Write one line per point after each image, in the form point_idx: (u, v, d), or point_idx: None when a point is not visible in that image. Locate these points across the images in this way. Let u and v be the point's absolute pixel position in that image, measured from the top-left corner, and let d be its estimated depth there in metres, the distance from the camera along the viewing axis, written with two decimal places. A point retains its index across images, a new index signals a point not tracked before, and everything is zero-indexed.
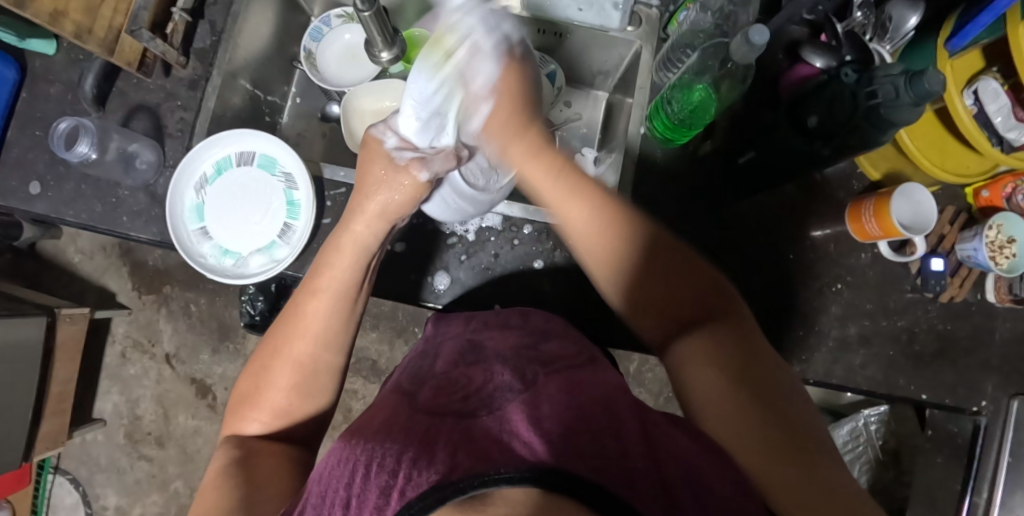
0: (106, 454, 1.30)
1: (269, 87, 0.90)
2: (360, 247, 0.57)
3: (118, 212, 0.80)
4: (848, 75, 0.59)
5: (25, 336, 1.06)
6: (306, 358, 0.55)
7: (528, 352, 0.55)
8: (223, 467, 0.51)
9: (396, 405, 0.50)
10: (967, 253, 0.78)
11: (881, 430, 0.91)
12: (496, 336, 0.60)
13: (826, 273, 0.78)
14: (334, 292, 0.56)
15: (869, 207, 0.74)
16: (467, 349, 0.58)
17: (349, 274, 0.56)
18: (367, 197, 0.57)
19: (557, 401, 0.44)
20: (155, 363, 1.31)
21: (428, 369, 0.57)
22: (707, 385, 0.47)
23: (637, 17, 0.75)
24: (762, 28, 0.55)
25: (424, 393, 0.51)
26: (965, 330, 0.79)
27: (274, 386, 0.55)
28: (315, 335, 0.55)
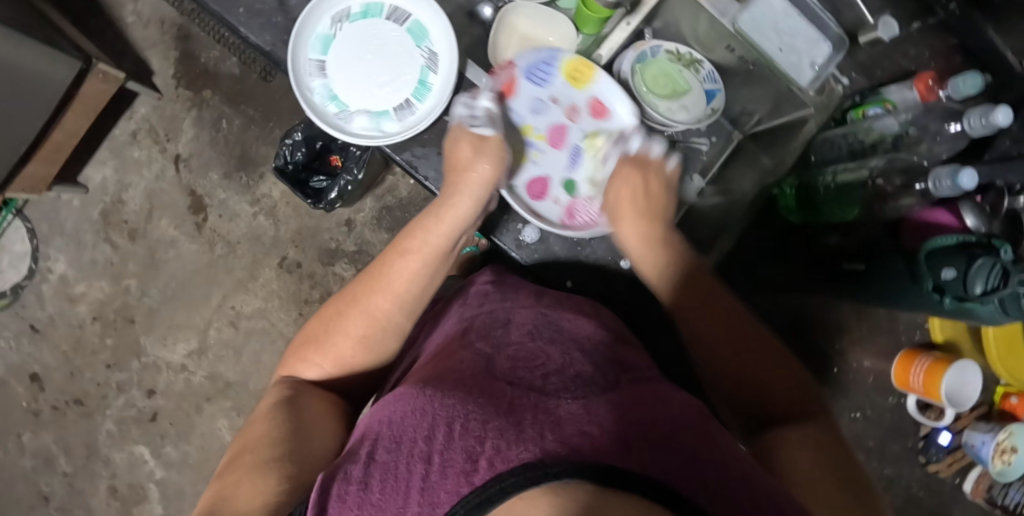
0: (74, 222, 1.22)
1: None
2: (456, 218, 0.68)
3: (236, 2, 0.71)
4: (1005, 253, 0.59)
5: (43, 68, 0.96)
6: (381, 313, 0.63)
7: (607, 354, 0.56)
8: (275, 400, 0.57)
9: (474, 364, 0.52)
10: (972, 442, 0.81)
11: None
12: (573, 320, 0.61)
13: (856, 398, 0.82)
14: (427, 256, 0.66)
15: (925, 364, 0.77)
16: (541, 322, 0.59)
17: (439, 240, 0.67)
18: (465, 192, 0.68)
19: (635, 416, 0.44)
20: (162, 158, 1.24)
21: (504, 332, 0.58)
22: (809, 467, 0.48)
23: (825, 87, 0.74)
24: (973, 176, 0.55)
25: (501, 359, 0.53)
26: (932, 502, 0.84)
27: (344, 333, 0.62)
28: (396, 293, 0.64)
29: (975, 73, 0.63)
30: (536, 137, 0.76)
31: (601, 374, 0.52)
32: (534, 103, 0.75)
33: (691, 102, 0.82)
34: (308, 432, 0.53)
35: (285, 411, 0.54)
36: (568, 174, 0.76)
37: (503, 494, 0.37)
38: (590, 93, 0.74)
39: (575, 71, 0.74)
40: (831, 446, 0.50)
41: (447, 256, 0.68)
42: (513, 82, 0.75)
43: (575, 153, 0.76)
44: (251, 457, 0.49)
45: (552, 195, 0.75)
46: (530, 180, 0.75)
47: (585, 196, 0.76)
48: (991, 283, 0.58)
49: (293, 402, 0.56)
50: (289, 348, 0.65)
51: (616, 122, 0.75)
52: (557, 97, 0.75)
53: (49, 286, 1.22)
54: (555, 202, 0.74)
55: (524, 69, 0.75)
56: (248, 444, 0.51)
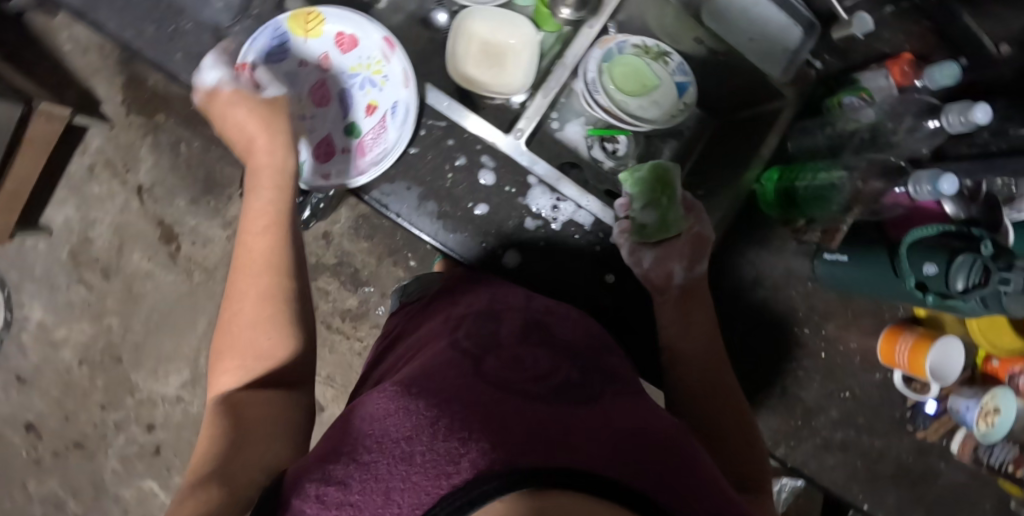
0: (43, 265, 1.19)
1: None
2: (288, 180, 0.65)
3: (174, 47, 0.66)
4: (986, 246, 0.60)
5: None
6: (265, 289, 0.56)
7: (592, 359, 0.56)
8: (211, 420, 0.49)
9: (459, 364, 0.51)
10: (957, 407, 0.84)
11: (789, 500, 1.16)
12: (559, 323, 0.61)
13: (843, 379, 0.81)
14: (267, 176, 0.61)
15: (909, 340, 0.79)
16: (531, 326, 0.59)
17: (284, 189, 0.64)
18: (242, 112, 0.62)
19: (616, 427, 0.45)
20: (124, 190, 1.20)
21: (492, 331, 0.58)
22: None
23: (798, 73, 0.75)
24: (951, 181, 0.61)
25: (490, 361, 0.52)
26: (923, 466, 0.86)
27: (236, 323, 0.55)
28: (261, 260, 0.57)
29: (951, 63, 0.67)
30: (302, 108, 0.68)
31: (587, 379, 0.52)
32: (286, 74, 0.68)
33: (661, 98, 0.80)
34: (249, 437, 0.47)
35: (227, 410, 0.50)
36: (347, 120, 0.69)
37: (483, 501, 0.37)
38: (331, 31, 0.68)
39: (306, 18, 0.67)
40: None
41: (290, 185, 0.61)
42: (257, 72, 0.66)
43: (347, 98, 0.69)
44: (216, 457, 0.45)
45: (340, 148, 0.68)
46: (315, 146, 0.67)
47: (370, 132, 0.68)
48: (973, 279, 0.58)
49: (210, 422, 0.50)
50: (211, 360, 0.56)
51: (368, 46, 0.68)
52: (298, 57, 0.68)
53: (29, 334, 1.19)
54: (342, 154, 0.67)
55: (258, 52, 0.65)
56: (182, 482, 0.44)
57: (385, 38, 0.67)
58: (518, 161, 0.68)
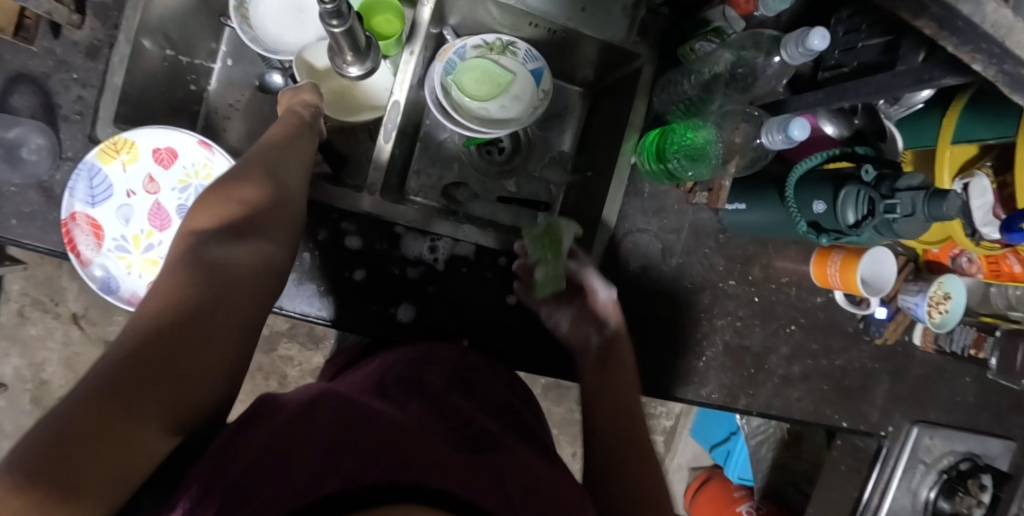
0: (9, 420, 1.19)
1: (193, 49, 0.79)
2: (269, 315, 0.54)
3: (5, 214, 0.64)
4: (868, 173, 0.55)
5: None
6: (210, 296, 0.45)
7: (506, 418, 0.57)
8: (173, 274, 0.46)
9: (385, 407, 0.52)
10: (907, 304, 0.81)
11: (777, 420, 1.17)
12: (485, 381, 0.61)
13: (783, 314, 0.80)
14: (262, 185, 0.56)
15: (836, 259, 0.75)
16: (456, 381, 0.59)
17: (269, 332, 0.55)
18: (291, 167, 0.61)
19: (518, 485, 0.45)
20: (60, 323, 1.18)
21: (419, 381, 0.57)
22: None
23: (643, 26, 0.71)
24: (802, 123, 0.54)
25: (414, 403, 0.53)
26: (887, 367, 0.87)
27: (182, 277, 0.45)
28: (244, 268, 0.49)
29: None
30: (147, 237, 0.66)
31: (500, 435, 0.53)
32: (119, 210, 0.65)
33: (519, 90, 0.77)
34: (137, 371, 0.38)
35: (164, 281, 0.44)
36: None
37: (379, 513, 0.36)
38: (145, 152, 0.65)
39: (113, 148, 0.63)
40: None
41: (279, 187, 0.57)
42: (91, 221, 0.63)
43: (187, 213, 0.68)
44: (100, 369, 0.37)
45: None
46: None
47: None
48: (862, 210, 0.54)
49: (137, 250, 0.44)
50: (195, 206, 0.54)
51: (189, 154, 0.66)
52: (123, 190, 0.65)
53: None
54: None
55: (82, 198, 0.62)
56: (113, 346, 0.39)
57: (199, 141, 0.65)
58: (385, 216, 0.68)
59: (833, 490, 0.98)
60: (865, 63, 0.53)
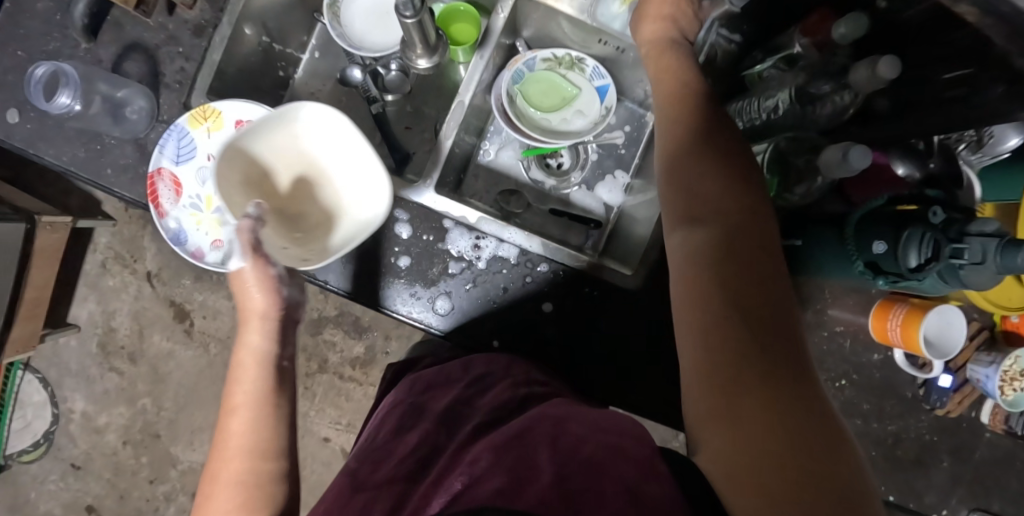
0: (77, 360, 1.29)
1: (286, 38, 0.83)
2: (262, 345, 0.58)
3: (102, 163, 0.69)
4: (936, 215, 0.51)
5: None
6: (248, 435, 0.53)
7: (463, 416, 0.55)
8: None
9: (341, 478, 0.51)
10: (977, 376, 0.76)
11: None
12: (438, 396, 0.60)
13: (834, 367, 0.75)
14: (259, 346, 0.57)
15: (898, 315, 0.70)
16: (409, 413, 0.58)
17: (268, 344, 0.58)
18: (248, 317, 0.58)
19: (481, 457, 0.45)
20: (135, 279, 1.27)
21: (373, 440, 0.56)
22: (740, 396, 0.44)
23: (713, 51, 0.71)
24: (866, 153, 0.50)
25: (365, 465, 0.52)
26: (949, 444, 0.79)
27: (222, 478, 0.51)
28: (244, 430, 0.53)
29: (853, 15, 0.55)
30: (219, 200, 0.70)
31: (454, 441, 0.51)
32: (198, 172, 0.69)
33: (585, 105, 0.80)
34: None
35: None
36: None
37: None
38: (229, 121, 0.68)
39: (203, 114, 0.68)
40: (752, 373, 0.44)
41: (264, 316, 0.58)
42: (173, 178, 0.68)
43: None
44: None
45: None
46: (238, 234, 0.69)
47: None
48: (925, 254, 0.50)
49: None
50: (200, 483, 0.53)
51: None
52: (204, 154, 0.69)
53: (76, 423, 1.29)
54: None
55: (169, 157, 0.67)
56: None
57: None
58: (435, 209, 0.70)
59: None
60: (949, 98, 0.52)
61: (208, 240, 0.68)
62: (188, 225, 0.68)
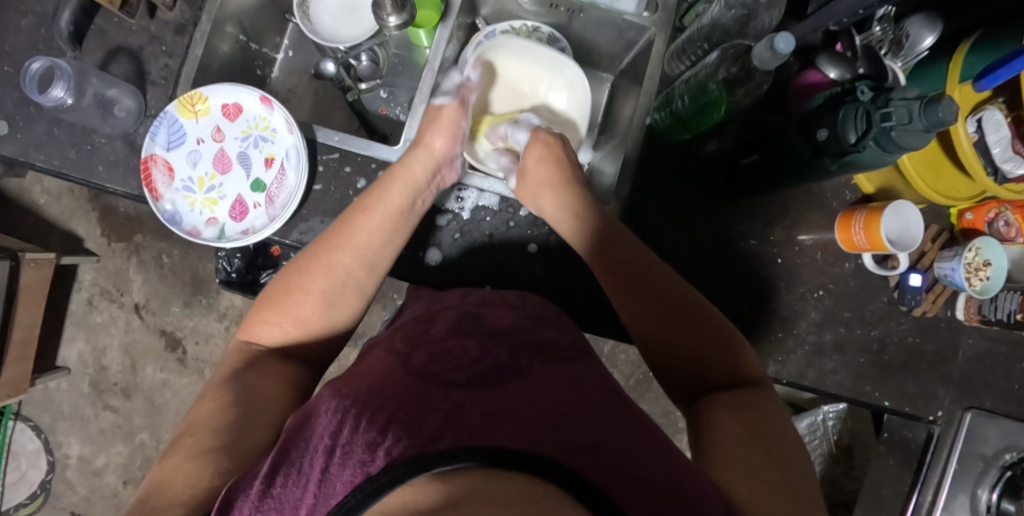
0: (70, 402, 1.27)
1: (261, 40, 0.89)
2: (416, 181, 0.67)
3: (93, 162, 0.74)
4: (864, 93, 0.60)
5: None
6: (343, 269, 0.60)
7: (525, 337, 0.56)
8: (228, 374, 0.54)
9: (388, 363, 0.53)
10: (944, 271, 0.80)
11: (837, 426, 1.10)
12: (493, 311, 0.61)
13: (809, 279, 0.79)
14: (389, 214, 0.64)
15: (860, 218, 0.75)
16: (463, 318, 0.59)
17: (405, 198, 0.65)
18: (384, 193, 0.65)
19: (546, 395, 0.47)
20: (124, 312, 1.27)
21: (425, 331, 0.58)
22: (726, 431, 0.50)
23: (655, 3, 0.77)
24: (789, 37, 0.56)
25: (419, 355, 0.53)
26: (932, 344, 0.83)
27: (302, 290, 0.59)
28: (358, 249, 0.61)
29: None
30: (210, 180, 0.75)
31: (515, 356, 0.52)
32: (188, 155, 0.74)
33: None
34: (252, 419, 0.50)
35: (236, 387, 0.52)
36: (250, 179, 0.75)
37: (395, 484, 0.38)
38: (215, 106, 0.75)
39: (190, 102, 0.74)
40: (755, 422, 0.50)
41: (408, 214, 0.66)
42: (166, 164, 0.73)
43: (244, 160, 0.75)
44: (192, 440, 0.47)
45: (252, 204, 0.74)
46: (229, 209, 0.74)
47: (273, 182, 0.74)
48: (861, 128, 0.57)
49: (184, 422, 0.50)
50: (252, 306, 0.60)
51: (252, 110, 0.75)
52: (194, 139, 0.74)
53: (73, 468, 1.26)
54: (256, 207, 0.73)
55: (161, 145, 0.73)
56: (192, 427, 0.49)
57: (261, 97, 0.74)
58: None
59: (883, 487, 0.92)
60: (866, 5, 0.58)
61: (206, 218, 0.73)
62: (186, 206, 0.73)
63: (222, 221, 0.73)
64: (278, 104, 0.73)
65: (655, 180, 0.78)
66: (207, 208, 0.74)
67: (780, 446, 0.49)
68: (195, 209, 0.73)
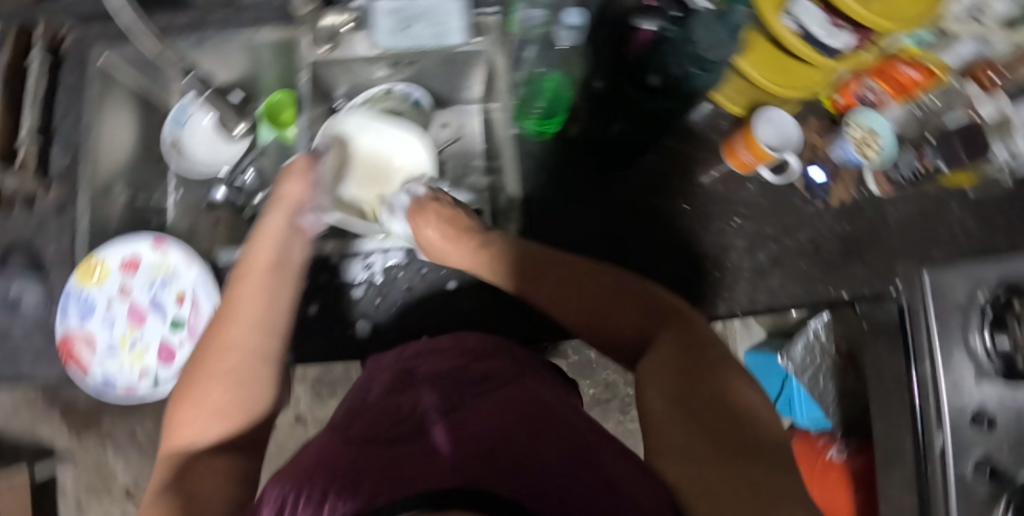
0: None
1: (148, 190, 0.92)
2: (283, 231, 0.69)
3: (18, 360, 0.74)
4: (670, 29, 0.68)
5: None
6: (242, 345, 0.61)
7: (453, 375, 0.55)
8: (159, 489, 0.54)
9: (329, 439, 0.52)
10: (839, 155, 0.83)
11: (831, 336, 1.09)
12: (427, 360, 0.59)
13: (722, 212, 0.82)
14: (263, 276, 0.65)
15: (739, 142, 0.78)
16: (397, 379, 0.58)
17: (272, 253, 0.66)
18: (253, 259, 0.66)
19: (480, 421, 0.46)
20: (116, 501, 1.24)
21: (362, 401, 0.57)
22: (673, 410, 0.49)
23: (481, 27, 0.79)
24: None
25: (358, 423, 0.52)
26: (862, 225, 0.85)
27: (210, 378, 0.59)
28: (249, 323, 0.62)
29: None
30: (131, 336, 0.75)
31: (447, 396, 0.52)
32: (104, 320, 0.74)
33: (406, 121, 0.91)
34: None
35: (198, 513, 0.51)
36: (169, 321, 0.75)
37: None
38: (115, 265, 0.75)
39: (89, 270, 0.74)
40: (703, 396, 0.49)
41: (280, 268, 0.66)
42: (85, 336, 0.73)
43: (158, 306, 0.76)
44: None
45: (178, 344, 0.74)
46: (158, 356, 0.74)
47: (191, 315, 0.74)
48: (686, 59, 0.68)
49: None
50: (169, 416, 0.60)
51: (151, 256, 0.76)
52: (104, 303, 0.75)
53: None
54: (183, 345, 0.73)
55: (75, 320, 0.73)
56: None
57: (155, 241, 0.76)
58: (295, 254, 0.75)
59: None
60: None
61: (139, 373, 0.73)
62: (116, 370, 0.73)
63: (156, 371, 0.73)
64: (174, 242, 0.75)
65: (546, 179, 0.82)
66: (138, 363, 0.74)
67: (740, 427, 0.47)
68: (126, 369, 0.73)
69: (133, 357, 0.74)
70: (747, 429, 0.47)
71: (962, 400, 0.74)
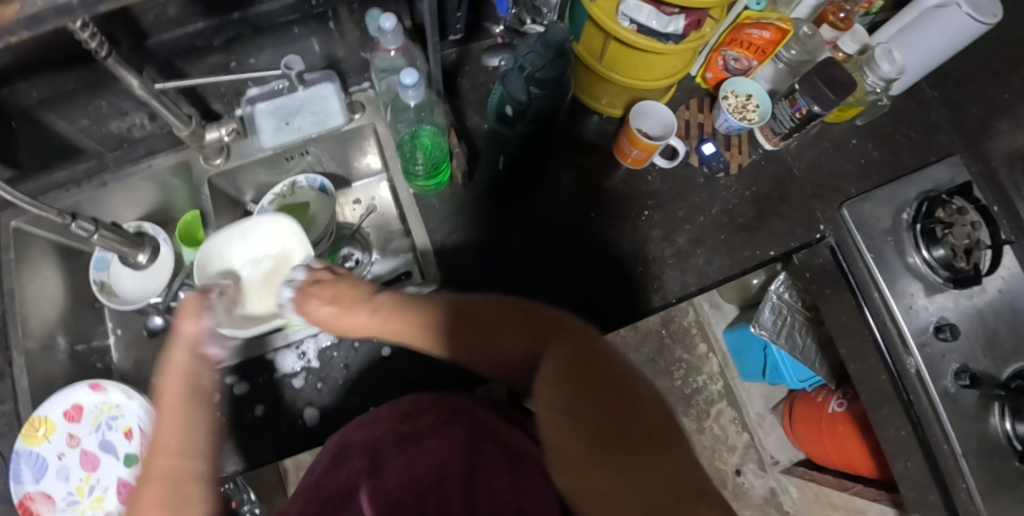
0: None
1: (87, 335, 0.91)
2: (190, 365, 0.59)
3: None
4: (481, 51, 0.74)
5: None
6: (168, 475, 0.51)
7: (388, 444, 0.58)
8: None
9: None
10: (723, 126, 0.88)
11: (793, 293, 1.03)
12: (364, 428, 0.61)
13: (631, 208, 0.84)
14: (176, 402, 0.56)
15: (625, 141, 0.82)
16: (337, 454, 0.59)
17: (182, 379, 0.58)
18: (167, 384, 0.58)
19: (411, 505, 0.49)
20: None
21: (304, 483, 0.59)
22: (571, 430, 0.47)
23: (357, 105, 0.86)
24: (409, 72, 0.69)
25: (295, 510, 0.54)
26: (770, 184, 0.87)
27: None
28: (172, 449, 0.53)
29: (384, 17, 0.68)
30: (87, 482, 0.76)
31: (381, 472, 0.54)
32: (58, 474, 0.75)
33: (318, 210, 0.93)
34: None
35: None
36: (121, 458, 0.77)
37: None
38: (58, 418, 0.75)
39: (33, 429, 0.74)
40: (598, 405, 0.48)
41: (197, 393, 0.58)
42: (41, 494, 0.73)
43: (108, 446, 0.77)
44: None
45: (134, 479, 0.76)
46: (117, 495, 0.76)
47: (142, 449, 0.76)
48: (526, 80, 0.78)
49: None
50: None
51: (91, 401, 0.76)
52: (55, 457, 0.75)
53: None
54: None
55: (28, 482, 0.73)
56: None
57: (91, 386, 0.75)
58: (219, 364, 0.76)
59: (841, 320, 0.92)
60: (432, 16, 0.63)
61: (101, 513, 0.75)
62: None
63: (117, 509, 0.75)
64: (111, 383, 0.75)
65: (457, 222, 0.83)
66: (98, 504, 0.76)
67: (636, 429, 0.46)
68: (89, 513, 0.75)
69: (93, 499, 0.76)
70: (638, 431, 0.46)
71: (920, 320, 0.76)
